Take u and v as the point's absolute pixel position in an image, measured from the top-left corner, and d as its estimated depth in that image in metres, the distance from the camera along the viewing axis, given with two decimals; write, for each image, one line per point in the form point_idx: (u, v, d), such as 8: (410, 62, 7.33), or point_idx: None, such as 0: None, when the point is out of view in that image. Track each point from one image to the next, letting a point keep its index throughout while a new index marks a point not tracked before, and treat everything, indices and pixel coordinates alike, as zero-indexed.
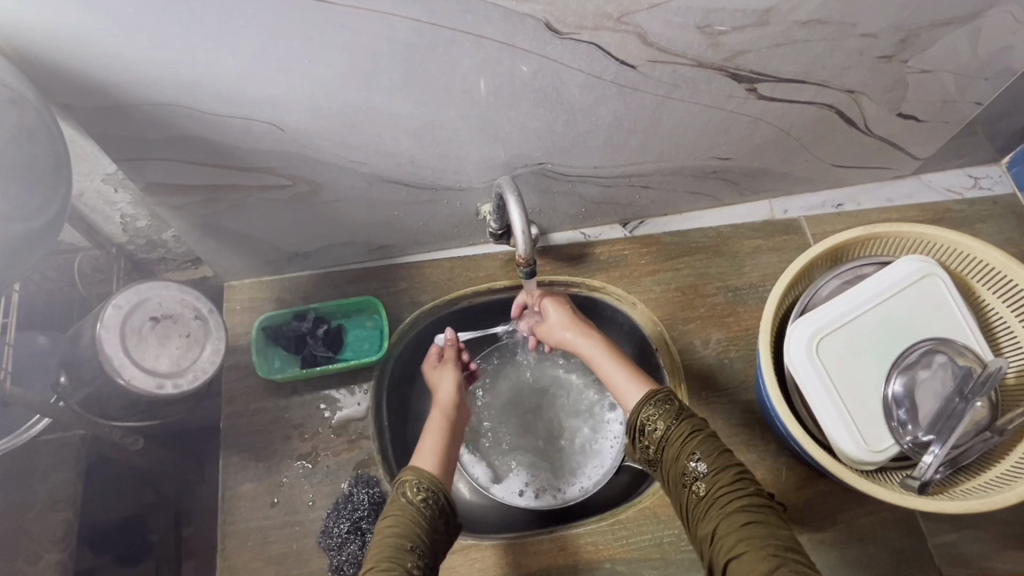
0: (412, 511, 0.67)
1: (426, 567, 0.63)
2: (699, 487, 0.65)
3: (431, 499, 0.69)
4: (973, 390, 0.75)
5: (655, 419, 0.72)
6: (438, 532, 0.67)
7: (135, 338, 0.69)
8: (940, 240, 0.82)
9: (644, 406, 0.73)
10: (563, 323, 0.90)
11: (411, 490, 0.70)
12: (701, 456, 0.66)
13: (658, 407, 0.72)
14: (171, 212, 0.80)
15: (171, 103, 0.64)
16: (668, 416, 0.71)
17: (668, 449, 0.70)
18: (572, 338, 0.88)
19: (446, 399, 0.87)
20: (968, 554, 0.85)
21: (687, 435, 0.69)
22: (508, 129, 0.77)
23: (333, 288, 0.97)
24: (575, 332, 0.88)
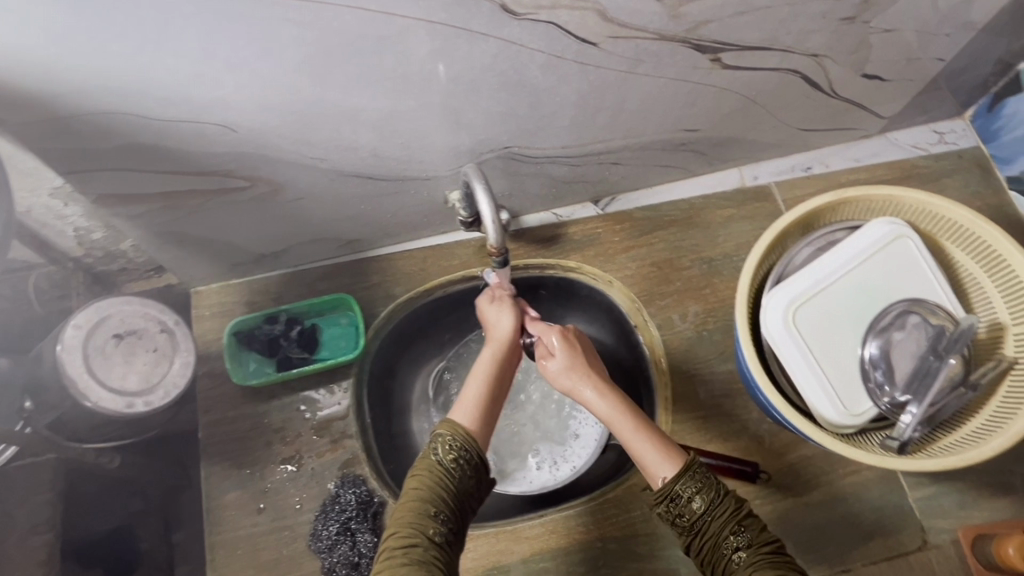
0: (440, 472, 0.64)
1: (449, 533, 0.61)
2: (740, 559, 0.60)
3: (463, 460, 0.65)
4: (947, 347, 0.76)
5: (694, 491, 0.63)
6: (465, 494, 0.64)
7: (99, 357, 0.66)
8: (909, 201, 0.82)
9: (683, 479, 0.63)
10: (572, 361, 0.76)
11: (443, 448, 0.65)
12: (746, 528, 0.61)
13: (696, 478, 0.64)
14: (128, 222, 0.76)
15: (113, 112, 0.61)
16: (708, 488, 0.63)
17: (707, 525, 0.62)
18: (589, 395, 0.74)
19: (502, 336, 0.79)
20: (947, 505, 0.88)
21: (730, 508, 0.62)
22: (472, 115, 0.75)
23: (303, 286, 0.95)
24: (590, 380, 0.74)
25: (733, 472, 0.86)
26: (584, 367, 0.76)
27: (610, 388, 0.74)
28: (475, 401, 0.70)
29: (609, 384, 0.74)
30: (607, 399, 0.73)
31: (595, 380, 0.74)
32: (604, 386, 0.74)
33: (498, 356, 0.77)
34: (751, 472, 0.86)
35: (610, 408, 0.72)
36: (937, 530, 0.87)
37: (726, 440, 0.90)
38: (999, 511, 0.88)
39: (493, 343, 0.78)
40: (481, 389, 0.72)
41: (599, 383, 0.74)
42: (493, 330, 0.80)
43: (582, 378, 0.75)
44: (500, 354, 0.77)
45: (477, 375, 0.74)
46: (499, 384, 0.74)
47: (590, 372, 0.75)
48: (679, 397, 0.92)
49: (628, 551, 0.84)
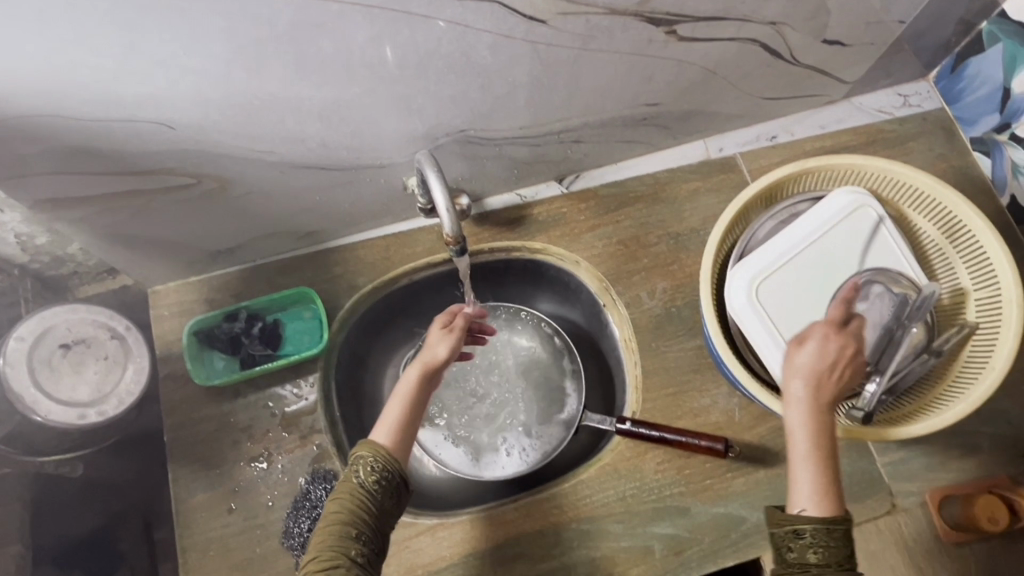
0: (361, 495, 0.66)
1: (370, 553, 0.64)
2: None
3: (384, 481, 0.67)
4: (911, 316, 0.76)
5: (815, 549, 0.56)
6: (386, 513, 0.67)
7: (45, 369, 0.64)
8: (869, 169, 0.81)
9: (811, 527, 0.57)
10: (813, 367, 0.61)
11: (364, 470, 0.67)
12: None
13: (829, 540, 0.56)
14: (71, 226, 0.74)
15: (40, 113, 0.58)
16: (835, 554, 0.56)
17: None
18: (800, 397, 0.61)
19: (433, 359, 0.75)
20: (915, 468, 0.89)
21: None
22: (422, 100, 0.73)
23: (264, 280, 0.92)
24: (821, 393, 0.61)
25: (701, 449, 0.85)
26: (819, 377, 0.61)
27: (825, 408, 0.61)
28: (395, 419, 0.71)
29: (827, 406, 0.61)
30: (809, 416, 0.60)
31: (814, 394, 0.61)
32: (819, 403, 0.61)
33: (423, 380, 0.74)
34: (720, 449, 0.84)
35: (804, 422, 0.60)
36: (905, 494, 0.88)
37: (697, 416, 0.90)
38: (964, 472, 0.89)
39: (419, 364, 0.75)
40: (401, 408, 0.71)
41: (814, 398, 0.61)
42: (425, 353, 0.76)
43: (814, 384, 0.61)
44: (424, 378, 0.74)
45: (399, 395, 0.73)
46: (418, 407, 0.73)
47: (820, 384, 0.61)
48: (650, 374, 0.92)
49: (604, 531, 0.84)
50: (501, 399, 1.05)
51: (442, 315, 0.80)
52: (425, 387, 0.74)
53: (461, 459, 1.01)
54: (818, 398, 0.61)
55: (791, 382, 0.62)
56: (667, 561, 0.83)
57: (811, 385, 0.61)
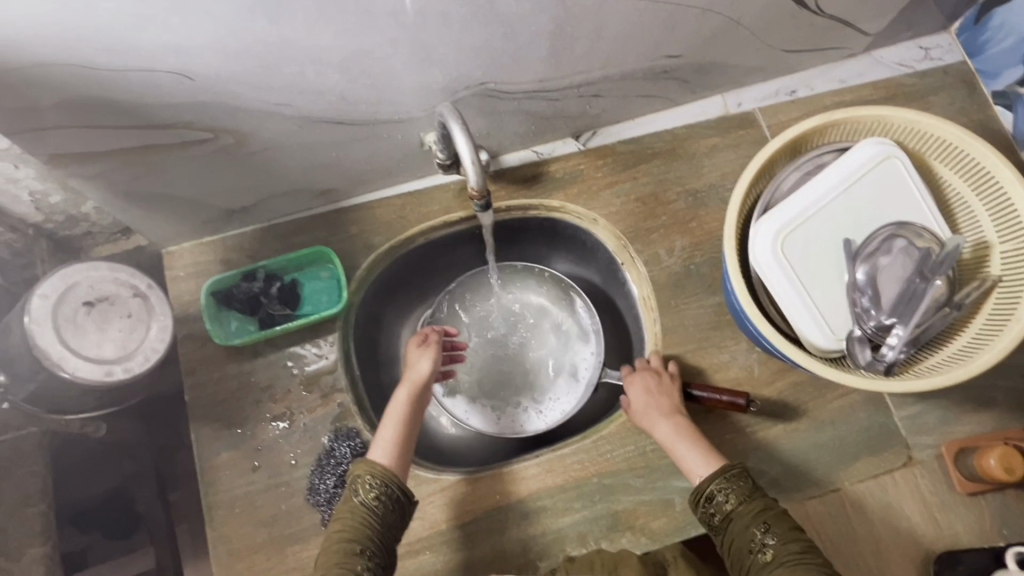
0: (363, 513, 0.71)
1: (377, 567, 0.68)
2: (767, 553, 0.67)
3: (383, 496, 0.72)
4: (933, 270, 0.74)
5: (728, 492, 0.72)
6: (390, 529, 0.71)
7: (71, 327, 0.63)
8: (897, 120, 0.80)
9: (715, 479, 0.73)
10: (638, 402, 0.84)
11: (364, 489, 0.72)
12: (772, 529, 0.68)
13: (732, 481, 0.73)
14: (86, 183, 0.72)
15: (57, 61, 0.56)
16: (740, 492, 0.72)
17: (736, 521, 0.71)
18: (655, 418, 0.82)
19: (419, 375, 0.83)
20: (932, 422, 0.90)
21: (759, 511, 0.70)
22: (443, 50, 0.70)
23: (278, 239, 0.91)
24: (661, 406, 0.83)
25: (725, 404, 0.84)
26: (647, 400, 0.84)
27: (674, 415, 0.82)
28: (392, 440, 0.77)
29: (675, 412, 0.82)
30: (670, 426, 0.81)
31: (657, 416, 0.82)
32: (668, 414, 0.82)
33: (412, 397, 0.82)
34: (743, 404, 0.84)
35: (671, 432, 0.80)
36: (921, 446, 0.89)
37: (716, 372, 0.90)
38: (980, 425, 0.90)
39: (407, 383, 0.82)
40: (395, 427, 0.78)
41: (663, 414, 0.82)
42: (411, 371, 0.84)
43: (653, 402, 0.83)
44: (414, 394, 0.82)
45: (392, 415, 0.79)
46: (412, 423, 0.79)
47: (657, 402, 0.83)
48: (669, 331, 0.92)
49: (625, 486, 0.85)
50: (518, 362, 1.05)
51: (420, 333, 0.87)
52: (416, 402, 0.81)
53: (479, 416, 1.02)
54: (665, 412, 0.82)
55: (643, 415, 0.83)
56: (687, 514, 0.84)
57: (654, 409, 0.83)
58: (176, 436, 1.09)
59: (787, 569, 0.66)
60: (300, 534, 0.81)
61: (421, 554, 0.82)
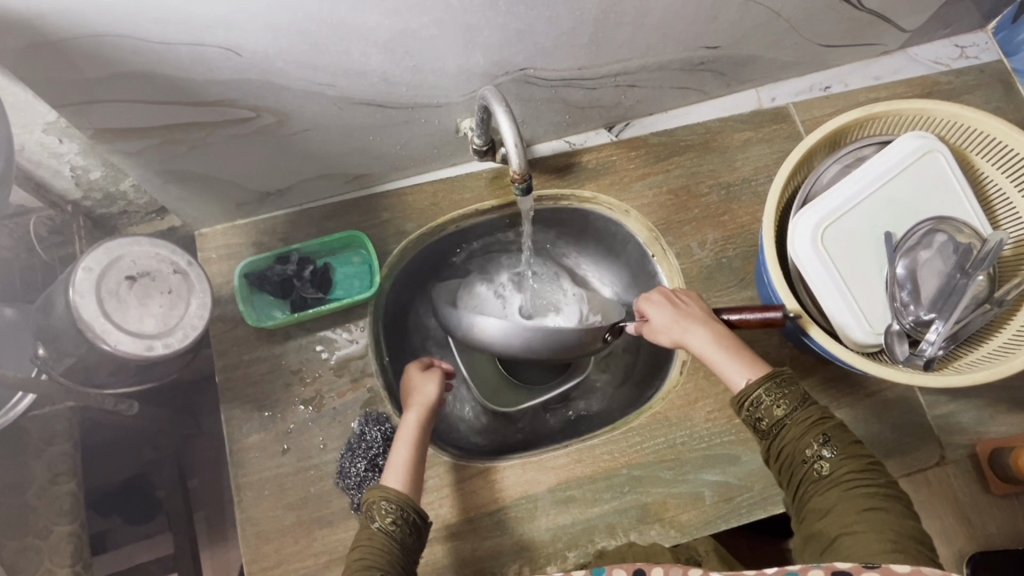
0: (382, 538, 0.67)
1: None
2: (822, 467, 0.63)
3: (401, 520, 0.68)
4: (974, 266, 0.73)
5: (778, 400, 0.67)
6: (409, 552, 0.68)
7: (113, 300, 0.63)
8: (939, 114, 0.79)
9: (764, 385, 0.68)
10: (664, 313, 0.80)
11: (381, 514, 0.68)
12: (830, 441, 0.64)
13: (781, 387, 0.67)
14: (128, 159, 0.72)
15: (110, 33, 0.56)
16: (792, 398, 0.67)
17: (786, 431, 0.66)
18: (684, 329, 0.78)
19: (428, 399, 0.81)
20: (967, 421, 0.88)
21: (815, 420, 0.66)
22: (488, 34, 0.70)
23: (311, 224, 0.91)
24: (690, 318, 0.78)
25: (757, 323, 0.78)
26: (673, 312, 0.79)
27: (705, 325, 0.77)
28: (404, 464, 0.74)
29: (705, 321, 0.78)
30: (704, 335, 0.76)
31: (691, 322, 0.77)
32: (697, 324, 0.77)
33: (422, 421, 0.79)
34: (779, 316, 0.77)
35: (705, 343, 0.76)
36: (955, 446, 0.87)
37: None
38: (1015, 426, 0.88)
39: (416, 407, 0.80)
40: (408, 450, 0.76)
41: (692, 324, 0.78)
42: (417, 395, 0.82)
43: (679, 315, 0.79)
44: (423, 419, 0.80)
45: (403, 439, 0.77)
46: (423, 447, 0.77)
47: (683, 313, 0.79)
48: None
49: (654, 478, 0.84)
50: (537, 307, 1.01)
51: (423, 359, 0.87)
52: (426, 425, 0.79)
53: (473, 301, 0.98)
54: (692, 322, 0.78)
55: (669, 330, 0.79)
56: (717, 508, 0.83)
57: (678, 318, 0.79)
58: (199, 421, 1.09)
59: (844, 487, 0.62)
60: (329, 517, 0.81)
61: (448, 541, 0.82)
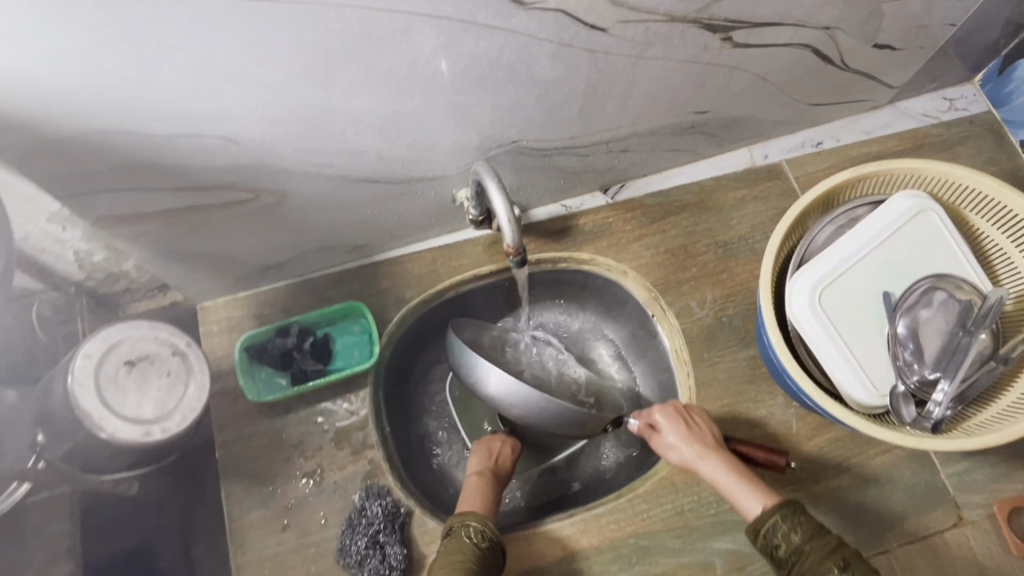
0: (476, 547, 0.73)
1: None
2: None
3: (493, 542, 0.74)
4: (976, 323, 0.73)
5: (793, 529, 0.68)
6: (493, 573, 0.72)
7: (112, 386, 0.63)
8: (930, 173, 0.80)
9: (776, 511, 0.70)
10: (677, 432, 0.79)
11: (475, 530, 0.75)
12: (850, 565, 0.63)
13: (796, 516, 0.69)
14: (130, 242, 0.73)
15: (112, 129, 0.57)
16: (808, 525, 0.68)
17: (805, 557, 0.66)
18: (695, 456, 0.78)
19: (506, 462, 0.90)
20: (981, 479, 0.86)
21: (833, 546, 0.65)
22: (480, 111, 0.72)
23: (312, 295, 0.92)
24: (699, 443, 0.78)
25: (759, 460, 0.81)
26: (686, 432, 0.79)
27: (715, 450, 0.78)
28: (488, 501, 0.81)
29: (715, 447, 0.78)
30: (715, 462, 0.77)
31: (702, 448, 0.78)
32: (708, 450, 0.78)
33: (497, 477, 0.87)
34: (781, 465, 0.80)
35: (715, 471, 0.76)
36: (972, 505, 0.85)
37: (755, 425, 0.88)
38: None
39: (494, 465, 0.88)
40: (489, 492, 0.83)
41: (704, 450, 0.78)
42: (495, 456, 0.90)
43: (691, 438, 0.79)
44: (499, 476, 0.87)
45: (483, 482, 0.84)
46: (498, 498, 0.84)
47: (695, 436, 0.79)
48: (703, 385, 0.90)
49: (662, 547, 0.82)
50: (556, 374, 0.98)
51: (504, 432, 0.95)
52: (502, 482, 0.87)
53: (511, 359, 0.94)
54: (705, 447, 0.78)
55: (679, 453, 0.79)
56: None
57: (693, 443, 0.78)
58: None
59: None
60: None
61: None
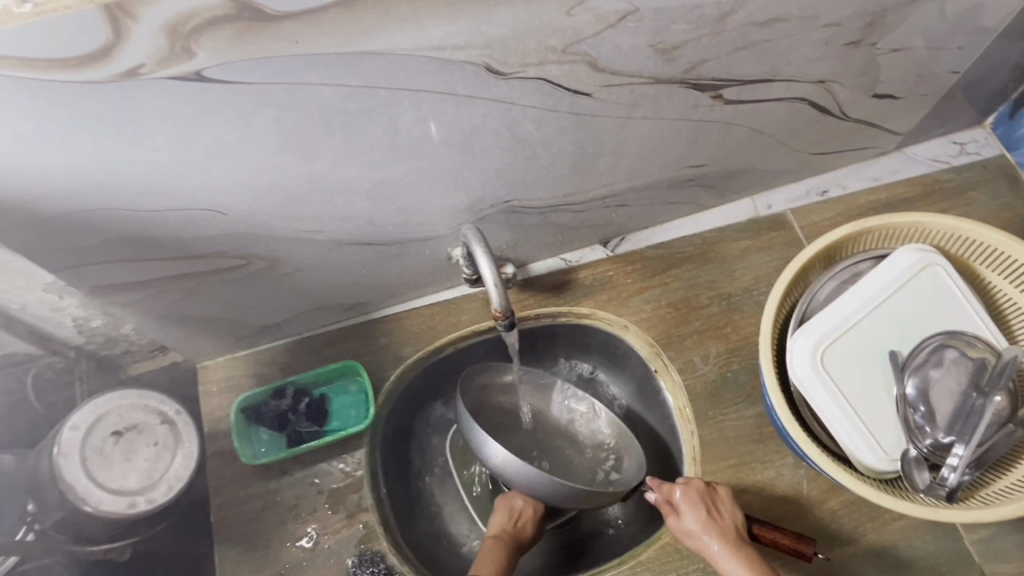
0: None
1: None
2: None
3: None
4: (990, 383, 0.70)
5: None
6: None
7: (98, 458, 0.65)
8: (934, 226, 0.77)
9: None
10: (701, 522, 0.73)
11: None
12: None
13: None
14: (125, 309, 0.75)
15: (99, 207, 0.59)
16: None
17: None
18: (717, 549, 0.72)
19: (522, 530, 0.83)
20: (1009, 546, 0.81)
21: None
22: (468, 174, 0.72)
23: (309, 353, 0.92)
24: (722, 533, 0.73)
25: (785, 546, 0.75)
26: (710, 521, 0.74)
27: (739, 543, 0.72)
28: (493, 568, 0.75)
29: (739, 540, 0.72)
30: (737, 556, 0.71)
31: (724, 538, 0.72)
32: (731, 541, 0.72)
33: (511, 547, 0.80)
34: (807, 554, 0.74)
35: (736, 567, 0.70)
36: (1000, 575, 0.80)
37: (764, 487, 0.84)
38: None
39: (506, 534, 0.81)
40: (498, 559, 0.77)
41: (726, 541, 0.72)
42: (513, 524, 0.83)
43: (713, 528, 0.73)
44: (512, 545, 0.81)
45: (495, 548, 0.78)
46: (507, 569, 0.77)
47: (718, 523, 0.74)
48: (708, 444, 0.87)
49: None
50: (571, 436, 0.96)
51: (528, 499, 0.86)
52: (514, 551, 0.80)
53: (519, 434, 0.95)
54: (728, 537, 0.73)
55: (700, 542, 0.73)
56: None
57: (715, 533, 0.73)
58: None
59: None
60: None
61: None
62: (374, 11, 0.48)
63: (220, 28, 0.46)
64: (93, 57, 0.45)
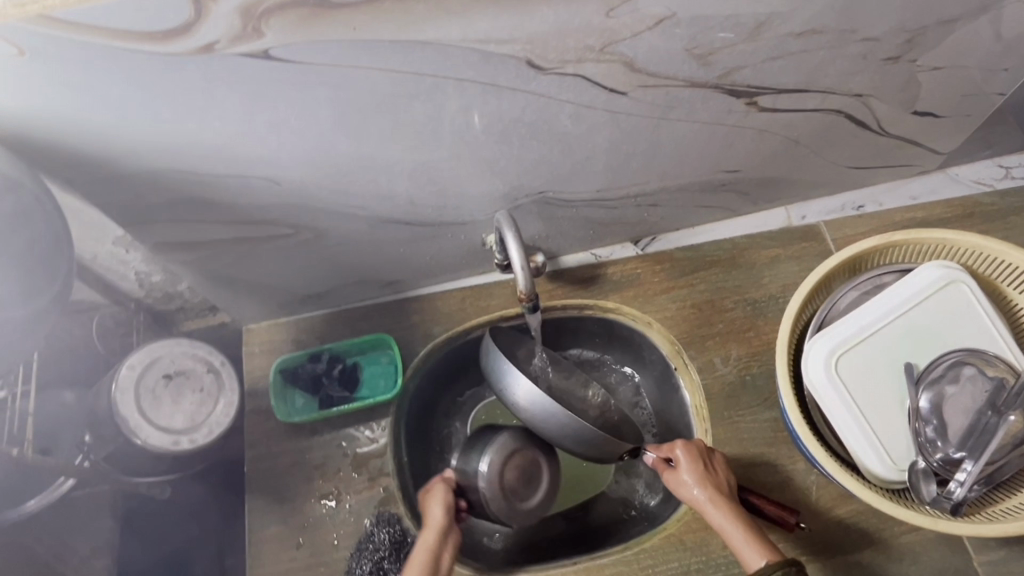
0: None
1: None
2: None
3: None
4: (1007, 403, 0.69)
5: None
6: None
7: (150, 398, 0.71)
8: (963, 244, 0.78)
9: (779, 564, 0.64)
10: (696, 474, 0.76)
11: None
12: None
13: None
14: (182, 267, 0.81)
15: (168, 168, 0.65)
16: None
17: None
18: (705, 499, 0.74)
19: (437, 520, 0.79)
20: (1017, 570, 0.81)
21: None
22: (504, 163, 0.76)
23: (346, 325, 0.98)
24: (714, 487, 0.75)
25: (770, 514, 0.80)
26: (705, 475, 0.77)
27: (727, 497, 0.75)
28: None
29: (728, 495, 0.75)
30: (723, 507, 0.73)
31: (714, 491, 0.75)
32: (720, 494, 0.75)
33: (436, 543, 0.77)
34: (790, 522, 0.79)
35: (721, 517, 0.73)
36: None
37: (772, 489, 0.86)
38: None
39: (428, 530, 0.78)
40: None
41: (715, 492, 0.75)
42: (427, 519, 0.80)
43: (705, 481, 0.76)
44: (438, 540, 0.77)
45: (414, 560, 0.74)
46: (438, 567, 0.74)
47: (710, 477, 0.76)
48: (721, 443, 0.89)
49: None
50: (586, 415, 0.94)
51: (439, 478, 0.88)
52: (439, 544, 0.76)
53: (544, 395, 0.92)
54: (717, 490, 0.75)
55: (690, 492, 0.76)
56: None
57: (704, 485, 0.75)
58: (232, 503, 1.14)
59: None
60: None
61: None
62: (425, 5, 0.53)
63: (287, 12, 0.51)
64: (174, 33, 0.51)
